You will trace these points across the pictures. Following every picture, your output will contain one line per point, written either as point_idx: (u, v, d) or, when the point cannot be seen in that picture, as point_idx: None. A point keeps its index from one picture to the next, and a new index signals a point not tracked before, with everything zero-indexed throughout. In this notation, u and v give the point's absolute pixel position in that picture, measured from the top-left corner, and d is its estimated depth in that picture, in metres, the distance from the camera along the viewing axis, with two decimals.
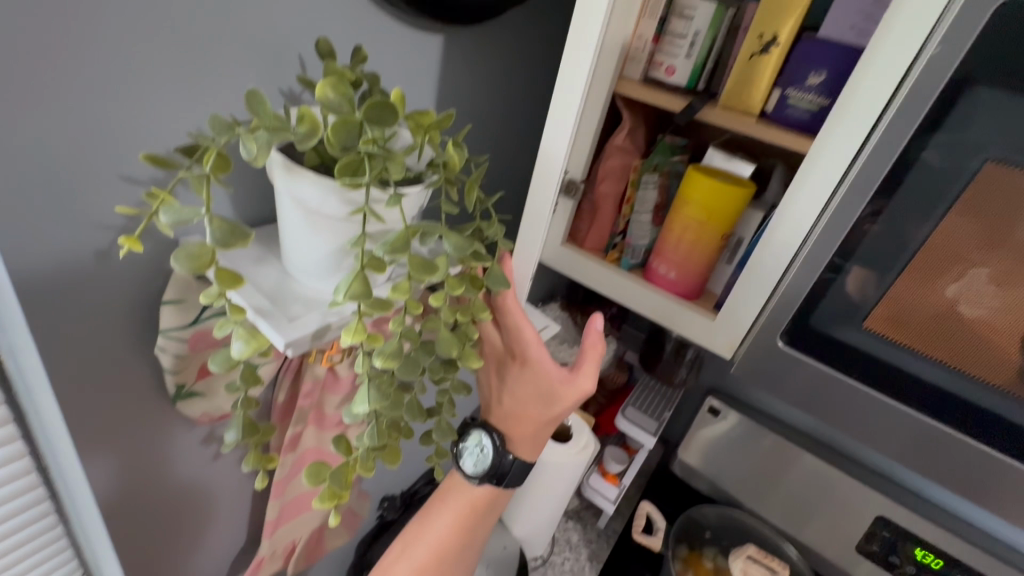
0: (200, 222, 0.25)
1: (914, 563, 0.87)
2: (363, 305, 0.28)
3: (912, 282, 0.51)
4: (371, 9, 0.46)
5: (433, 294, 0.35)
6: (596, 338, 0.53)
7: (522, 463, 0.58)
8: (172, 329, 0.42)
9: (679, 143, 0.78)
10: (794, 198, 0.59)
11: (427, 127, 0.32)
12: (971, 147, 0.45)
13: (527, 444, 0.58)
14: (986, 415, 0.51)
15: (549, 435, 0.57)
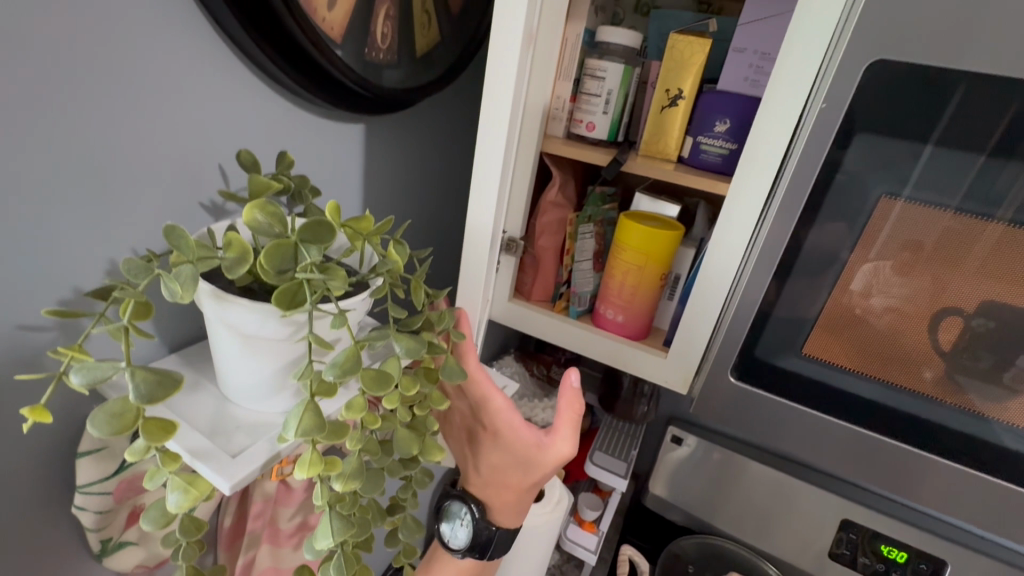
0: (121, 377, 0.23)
1: (881, 560, 0.92)
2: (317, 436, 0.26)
3: (835, 298, 0.55)
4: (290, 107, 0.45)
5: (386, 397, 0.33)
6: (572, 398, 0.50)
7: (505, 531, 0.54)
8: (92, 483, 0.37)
9: (608, 191, 0.81)
10: (722, 239, 0.62)
11: (367, 233, 0.31)
12: (865, 186, 0.51)
13: (508, 512, 0.55)
14: (914, 421, 0.56)
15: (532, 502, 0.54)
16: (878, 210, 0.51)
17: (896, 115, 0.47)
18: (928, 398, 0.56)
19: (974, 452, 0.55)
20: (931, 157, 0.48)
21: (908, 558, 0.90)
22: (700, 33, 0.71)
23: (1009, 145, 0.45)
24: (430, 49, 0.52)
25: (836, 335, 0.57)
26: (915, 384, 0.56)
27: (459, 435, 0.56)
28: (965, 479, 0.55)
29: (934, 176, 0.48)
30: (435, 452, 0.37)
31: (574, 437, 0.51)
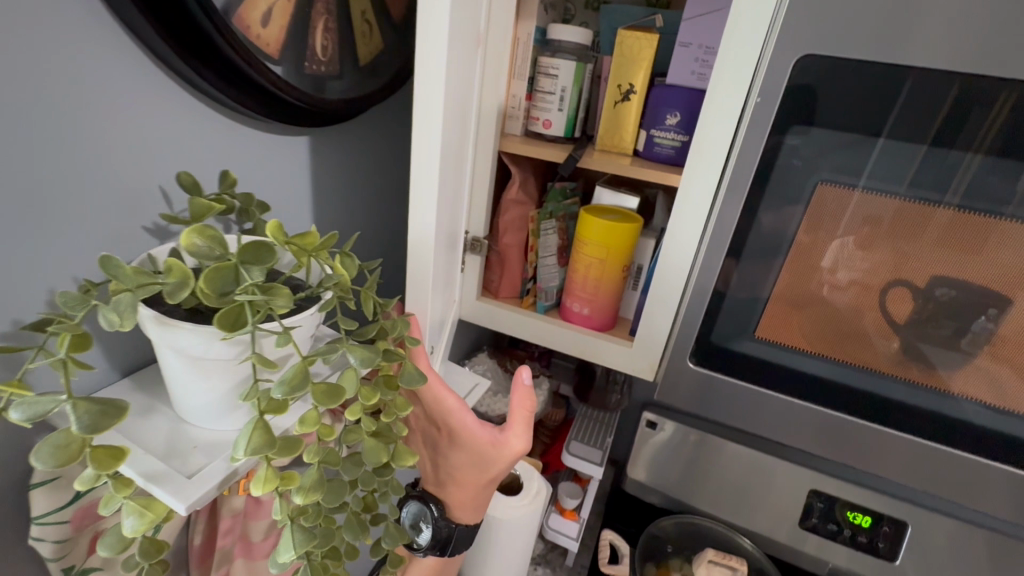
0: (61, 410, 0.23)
1: (848, 526, 0.96)
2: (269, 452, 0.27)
3: (785, 279, 0.58)
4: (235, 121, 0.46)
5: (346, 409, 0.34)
6: (524, 395, 0.51)
7: (466, 528, 0.56)
8: (48, 514, 0.37)
9: (569, 187, 0.83)
10: (676, 229, 0.64)
11: (313, 248, 0.32)
12: (803, 174, 0.53)
13: (468, 508, 0.56)
14: (859, 393, 0.60)
15: (490, 497, 0.55)
16: (817, 196, 0.54)
17: (824, 106, 0.50)
18: (895, 375, 0.59)
19: (915, 418, 0.59)
20: (859, 143, 0.50)
21: (872, 521, 0.95)
22: (647, 28, 0.73)
23: (928, 129, 0.48)
24: (376, 57, 0.53)
25: (789, 314, 0.60)
26: (858, 359, 0.59)
27: (417, 437, 0.57)
28: (907, 443, 0.59)
29: (864, 162, 0.51)
30: (406, 457, 0.38)
31: (528, 433, 0.53)
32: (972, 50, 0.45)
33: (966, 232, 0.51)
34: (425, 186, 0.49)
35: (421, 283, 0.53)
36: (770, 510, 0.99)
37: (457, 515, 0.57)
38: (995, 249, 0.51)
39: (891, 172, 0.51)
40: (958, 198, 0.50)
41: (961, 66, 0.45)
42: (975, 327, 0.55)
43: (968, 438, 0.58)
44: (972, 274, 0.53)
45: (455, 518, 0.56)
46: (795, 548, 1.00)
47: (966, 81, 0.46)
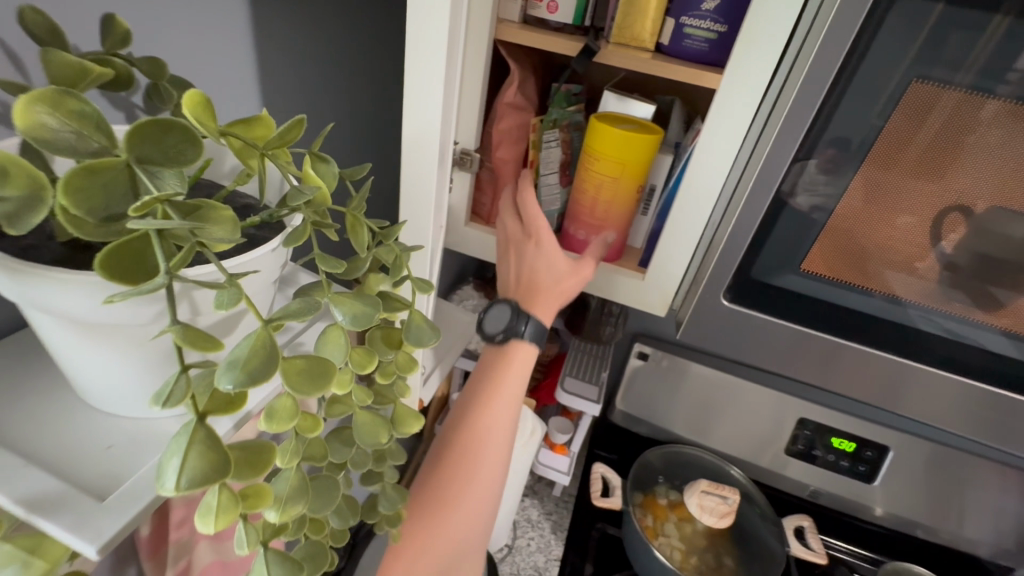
0: None
1: (832, 451, 0.97)
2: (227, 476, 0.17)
3: (844, 205, 0.49)
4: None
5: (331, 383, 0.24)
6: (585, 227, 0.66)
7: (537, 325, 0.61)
8: None
9: (573, 90, 0.69)
10: (709, 139, 0.55)
11: (265, 144, 0.20)
12: (894, 72, 0.42)
13: (546, 310, 0.62)
14: (904, 332, 0.54)
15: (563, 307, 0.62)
16: (904, 96, 0.43)
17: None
18: (867, 288, 0.53)
19: (954, 355, 0.54)
20: (971, 29, 0.39)
21: (855, 446, 0.96)
22: None
23: None
24: None
25: (838, 246, 0.52)
26: (906, 293, 0.53)
27: (501, 250, 0.65)
28: (940, 382, 0.55)
29: (970, 54, 0.40)
30: (410, 423, 0.29)
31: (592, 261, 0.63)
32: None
33: (935, 146, 0.45)
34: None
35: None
36: (741, 429, 1.01)
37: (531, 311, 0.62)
38: (961, 168, 0.46)
39: (997, 69, 0.41)
40: (960, 90, 0.42)
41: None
42: (935, 249, 0.50)
43: (1004, 376, 0.54)
44: (930, 197, 0.48)
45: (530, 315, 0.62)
46: (778, 472, 1.02)
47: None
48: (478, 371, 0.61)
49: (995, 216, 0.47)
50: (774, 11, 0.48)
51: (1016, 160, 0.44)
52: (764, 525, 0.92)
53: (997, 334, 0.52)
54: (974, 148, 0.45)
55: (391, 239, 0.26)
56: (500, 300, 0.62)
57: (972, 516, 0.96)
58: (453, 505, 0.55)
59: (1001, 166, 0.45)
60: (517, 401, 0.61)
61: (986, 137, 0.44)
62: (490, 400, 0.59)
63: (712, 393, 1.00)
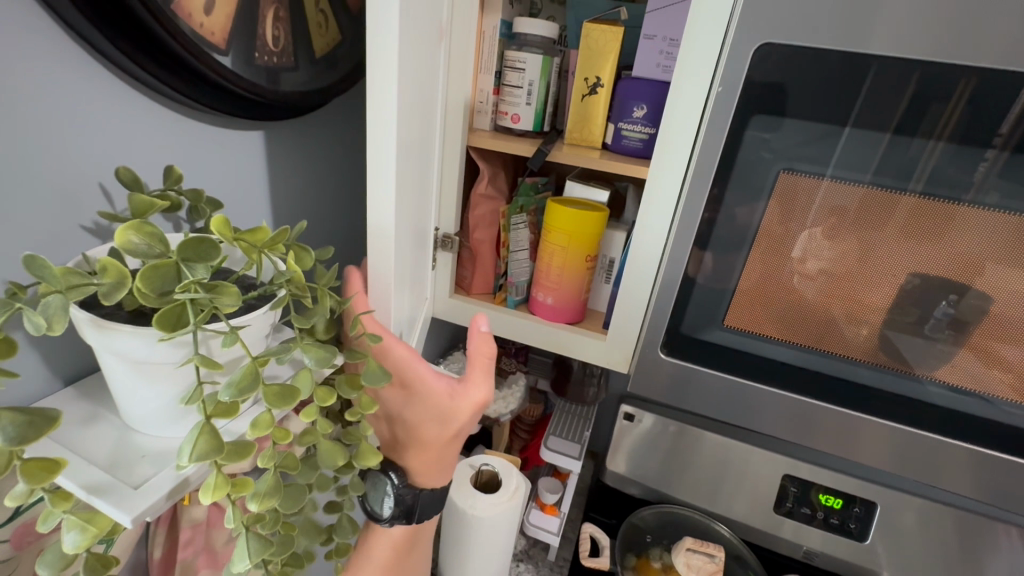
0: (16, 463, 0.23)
1: (820, 508, 0.99)
2: (219, 459, 0.25)
3: (750, 271, 0.58)
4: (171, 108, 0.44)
5: (301, 412, 0.33)
6: (483, 342, 0.46)
7: (431, 491, 0.52)
8: None
9: (539, 182, 0.82)
10: (646, 219, 0.66)
11: (265, 245, 0.31)
12: (913, 191, 0.51)
13: (434, 468, 0.52)
14: (831, 380, 0.61)
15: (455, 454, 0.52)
16: (778, 185, 0.54)
17: (958, 116, 0.47)
18: (853, 356, 0.60)
19: (882, 398, 0.60)
20: (1003, 160, 0.47)
21: (843, 503, 0.98)
22: (612, 21, 0.72)
23: (882, 119, 0.48)
24: (333, 49, 0.46)
25: (755, 306, 0.60)
26: (840, 347, 0.60)
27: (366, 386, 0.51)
28: (880, 427, 0.60)
29: (981, 170, 0.48)
30: (367, 456, 0.37)
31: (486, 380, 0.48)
32: (939, 38, 0.45)
33: (925, 217, 0.52)
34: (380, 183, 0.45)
35: (387, 278, 0.50)
36: (753, 497, 1.01)
37: (421, 478, 0.53)
38: (952, 238, 0.52)
39: (974, 178, 0.49)
40: (916, 194, 0.51)
41: (929, 55, 0.46)
42: (936, 311, 0.56)
43: (937, 421, 0.59)
44: (931, 260, 0.54)
45: (420, 482, 0.53)
46: (770, 533, 1.02)
47: (935, 71, 0.46)
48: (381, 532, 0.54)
49: (996, 277, 0.53)
50: (683, 119, 0.60)
51: (1007, 228, 0.50)
52: None
53: (942, 388, 0.58)
54: (961, 221, 0.51)
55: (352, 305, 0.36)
56: (380, 474, 0.51)
57: None
58: None
59: (992, 235, 0.51)
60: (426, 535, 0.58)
61: (971, 214, 0.50)
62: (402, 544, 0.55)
63: (725, 458, 1.01)
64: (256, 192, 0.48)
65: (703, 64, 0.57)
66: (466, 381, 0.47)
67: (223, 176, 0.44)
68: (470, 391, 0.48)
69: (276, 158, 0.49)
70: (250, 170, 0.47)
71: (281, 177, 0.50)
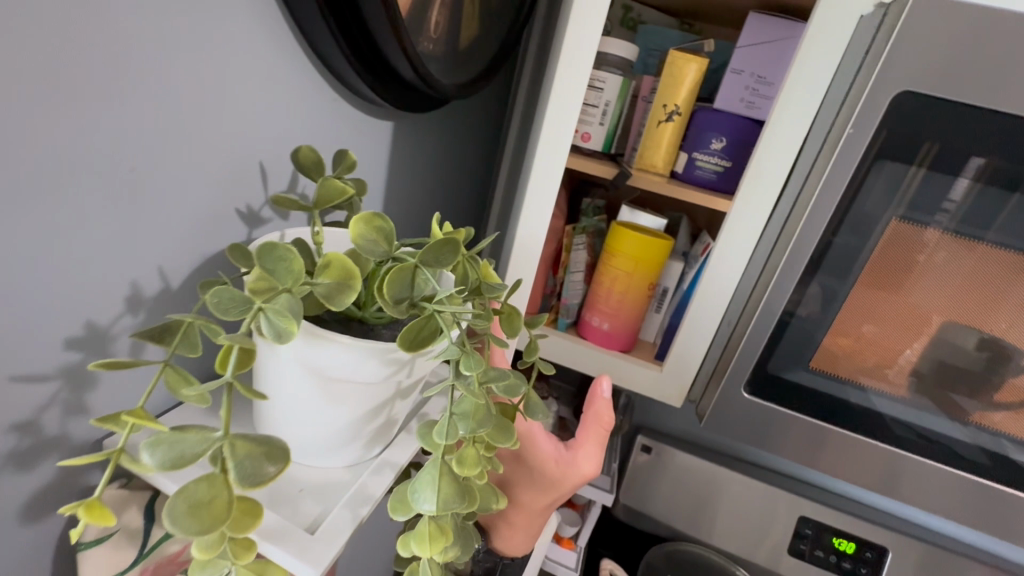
0: (229, 499, 0.19)
1: (833, 552, 0.99)
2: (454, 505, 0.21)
3: (846, 309, 0.58)
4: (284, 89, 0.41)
5: None
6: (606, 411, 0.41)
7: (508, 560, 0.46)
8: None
9: (599, 204, 0.81)
10: (727, 251, 0.63)
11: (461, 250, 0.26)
12: (892, 215, 0.53)
13: (520, 538, 0.46)
14: (905, 431, 0.60)
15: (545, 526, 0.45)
16: (887, 231, 0.54)
17: (933, 151, 0.50)
18: (842, 378, 0.61)
19: (953, 450, 0.60)
20: (974, 190, 0.51)
21: (855, 547, 0.98)
22: (695, 52, 0.72)
23: (991, 173, 0.49)
24: (469, 44, 0.50)
25: (838, 349, 0.60)
26: (830, 367, 0.61)
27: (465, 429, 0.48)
28: (952, 481, 0.60)
29: (951, 207, 0.52)
30: None
31: (597, 451, 0.42)
32: None
33: (896, 253, 0.55)
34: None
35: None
36: (743, 523, 1.01)
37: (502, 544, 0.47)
38: (913, 284, 0.56)
39: (944, 214, 0.52)
40: (898, 216, 0.53)
41: None
42: (901, 357, 0.60)
43: (1005, 477, 0.59)
44: (894, 309, 0.58)
45: (501, 548, 0.47)
46: (782, 575, 1.01)
47: None
48: None
49: (948, 326, 0.57)
50: (780, 154, 0.59)
51: (965, 269, 0.54)
52: None
53: (992, 438, 0.59)
54: (926, 265, 0.55)
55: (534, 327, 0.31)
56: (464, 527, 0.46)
57: None
58: None
59: (947, 279, 0.55)
60: None
61: (935, 256, 0.54)
62: None
63: (700, 486, 1.03)
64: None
65: (810, 102, 0.56)
66: (578, 449, 0.42)
67: None
68: (581, 463, 0.42)
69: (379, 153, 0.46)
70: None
71: None
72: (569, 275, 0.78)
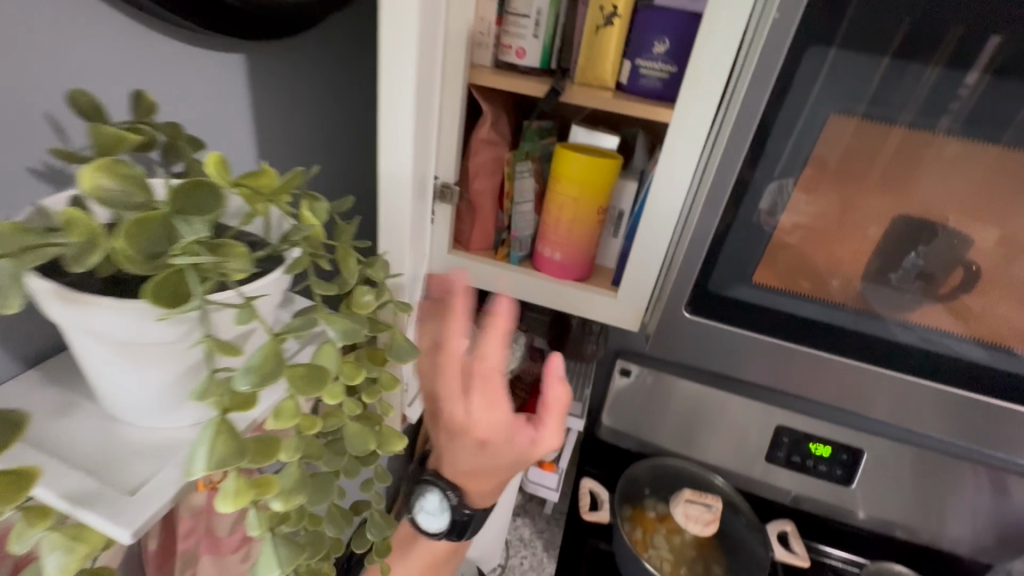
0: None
1: (809, 456, 1.02)
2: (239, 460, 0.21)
3: (814, 215, 0.58)
4: (163, 40, 0.38)
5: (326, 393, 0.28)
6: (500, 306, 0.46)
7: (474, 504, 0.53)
8: None
9: (545, 126, 0.76)
10: (669, 166, 0.59)
11: (270, 193, 0.25)
12: (903, 123, 0.51)
13: (481, 481, 0.51)
14: (860, 337, 0.61)
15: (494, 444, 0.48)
16: (826, 127, 0.52)
17: (955, 41, 0.45)
18: (833, 302, 0.61)
19: (898, 355, 0.61)
20: (984, 84, 0.47)
21: (831, 451, 1.01)
22: None
23: (933, 51, 0.46)
24: None
25: (790, 262, 0.60)
26: (784, 283, 0.61)
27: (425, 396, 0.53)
28: (888, 381, 0.62)
29: (962, 101, 0.48)
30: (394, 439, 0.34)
31: (503, 346, 0.47)
32: None
33: (905, 161, 0.54)
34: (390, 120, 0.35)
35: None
36: (730, 439, 1.04)
37: (467, 486, 0.53)
38: (919, 183, 0.55)
39: (947, 117, 0.50)
40: (906, 125, 0.51)
41: None
42: (907, 261, 0.59)
43: (941, 375, 0.61)
44: (899, 210, 0.56)
45: (468, 493, 0.53)
46: (760, 480, 1.05)
47: None
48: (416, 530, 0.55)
49: (961, 223, 0.56)
50: (716, 49, 0.53)
51: (979, 167, 0.52)
52: (751, 532, 0.96)
53: (972, 343, 0.59)
54: (932, 163, 0.53)
55: (372, 267, 0.30)
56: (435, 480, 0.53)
57: (949, 516, 1.01)
58: None
59: (957, 186, 0.54)
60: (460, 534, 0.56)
61: (943, 153, 0.52)
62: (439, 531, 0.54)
63: (691, 405, 1.04)
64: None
65: None
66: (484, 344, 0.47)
67: None
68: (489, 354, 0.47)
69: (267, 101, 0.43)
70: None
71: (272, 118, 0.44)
72: (517, 203, 0.75)
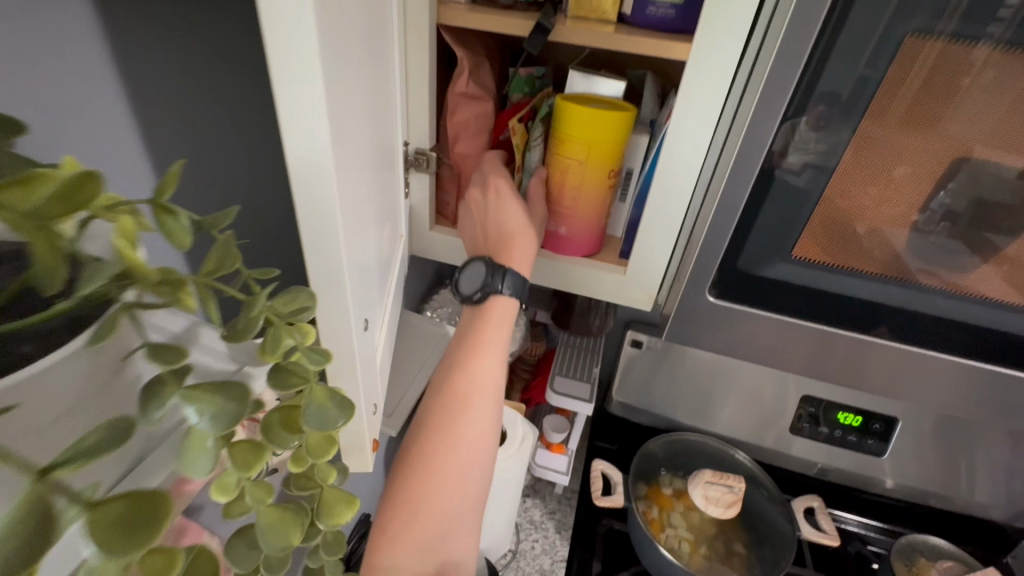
0: None
1: (838, 427, 0.94)
2: None
3: (852, 167, 0.47)
4: None
5: (218, 485, 0.24)
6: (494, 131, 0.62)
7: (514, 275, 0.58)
8: None
9: (535, 73, 0.65)
10: (682, 114, 0.49)
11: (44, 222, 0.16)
12: (941, 34, 0.40)
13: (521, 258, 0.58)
14: (904, 311, 0.54)
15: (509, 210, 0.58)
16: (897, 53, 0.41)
17: None
18: (867, 273, 0.52)
19: (944, 334, 0.55)
20: None
21: (862, 421, 0.93)
22: None
23: None
24: None
25: (830, 231, 0.50)
26: (821, 253, 0.52)
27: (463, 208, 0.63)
28: (921, 358, 0.56)
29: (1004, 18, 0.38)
30: (333, 514, 0.29)
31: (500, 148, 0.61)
32: None
33: (936, 85, 0.42)
34: (294, 68, 0.23)
35: (326, 243, 0.29)
36: (751, 411, 0.97)
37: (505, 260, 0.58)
38: (955, 114, 0.44)
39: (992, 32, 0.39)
40: (945, 37, 0.40)
41: None
42: (932, 202, 0.48)
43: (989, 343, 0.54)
44: (928, 149, 0.46)
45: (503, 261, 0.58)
46: (783, 451, 0.99)
47: None
48: (453, 346, 0.58)
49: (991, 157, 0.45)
50: None
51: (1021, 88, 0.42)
52: (772, 506, 0.91)
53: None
54: (967, 92, 0.42)
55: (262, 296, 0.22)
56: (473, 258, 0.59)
57: (982, 480, 0.95)
58: (438, 466, 0.52)
59: (998, 110, 0.43)
60: (496, 368, 0.58)
61: (982, 79, 0.42)
62: (471, 362, 0.57)
63: (703, 379, 0.96)
64: (139, 99, 0.34)
65: None
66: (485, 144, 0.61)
67: (52, 75, 0.29)
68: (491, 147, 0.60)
69: (156, 56, 0.34)
70: (103, 71, 0.31)
71: (160, 75, 0.35)
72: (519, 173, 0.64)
